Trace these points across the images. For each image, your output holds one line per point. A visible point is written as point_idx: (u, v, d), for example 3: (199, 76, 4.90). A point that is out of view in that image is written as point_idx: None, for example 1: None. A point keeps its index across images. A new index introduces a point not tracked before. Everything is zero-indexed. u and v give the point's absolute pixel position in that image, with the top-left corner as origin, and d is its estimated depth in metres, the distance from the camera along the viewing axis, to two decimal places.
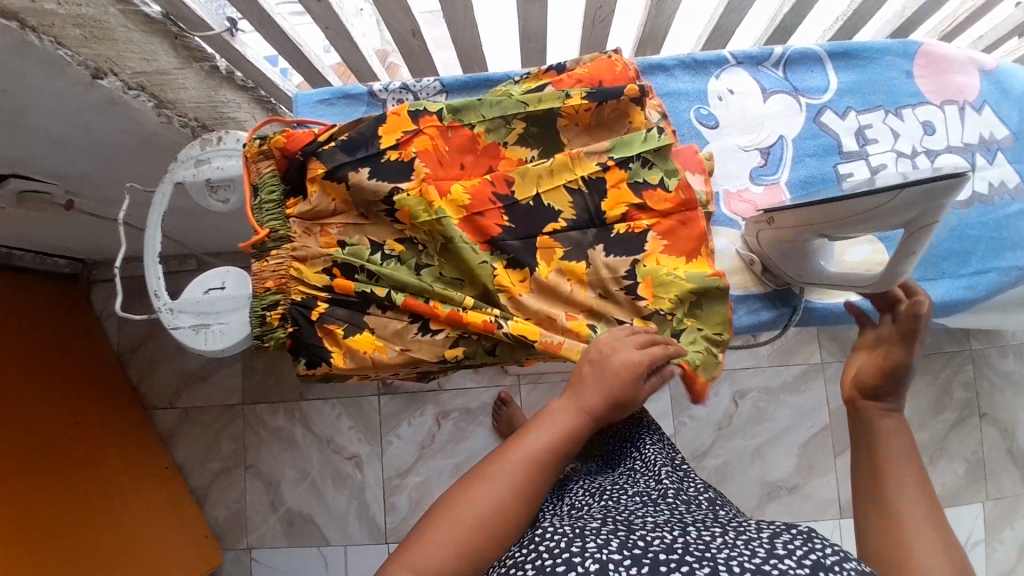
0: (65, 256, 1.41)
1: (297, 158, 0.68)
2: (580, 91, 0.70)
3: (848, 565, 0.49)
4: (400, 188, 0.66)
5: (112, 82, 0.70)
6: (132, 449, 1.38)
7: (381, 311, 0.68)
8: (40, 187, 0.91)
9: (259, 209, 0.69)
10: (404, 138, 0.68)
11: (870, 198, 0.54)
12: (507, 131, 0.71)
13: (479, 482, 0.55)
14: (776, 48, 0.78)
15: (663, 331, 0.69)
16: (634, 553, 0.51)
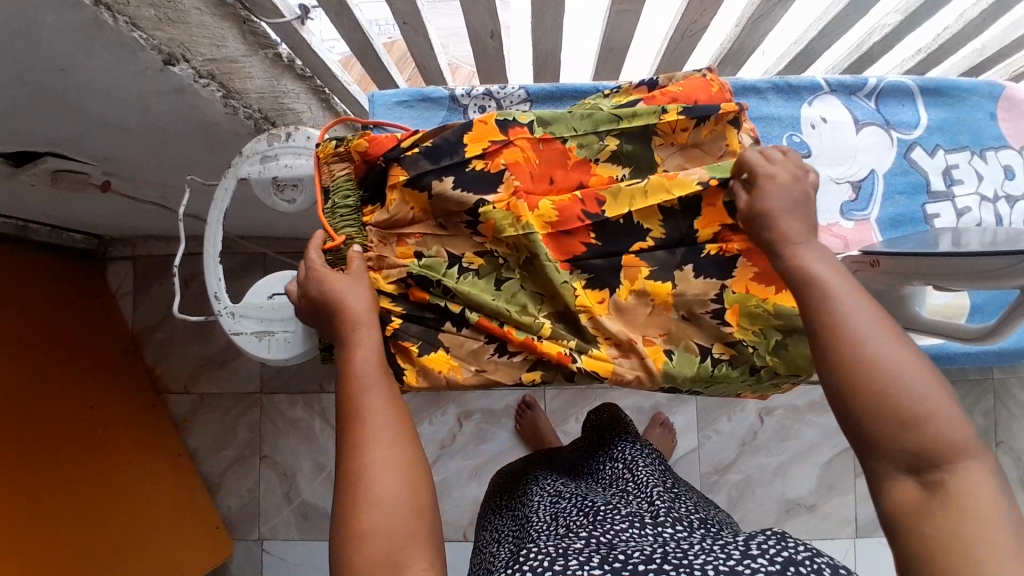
0: (82, 231, 1.35)
1: (379, 163, 0.64)
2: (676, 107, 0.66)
3: (819, 559, 0.51)
4: (485, 201, 0.63)
5: (183, 69, 0.66)
6: (143, 432, 1.34)
7: (457, 330, 0.65)
8: (80, 167, 0.86)
9: (333, 213, 0.66)
10: (492, 146, 0.63)
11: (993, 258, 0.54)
12: (599, 147, 0.67)
13: (365, 454, 0.53)
14: (870, 77, 0.75)
15: (740, 366, 0.65)
16: (614, 566, 0.53)
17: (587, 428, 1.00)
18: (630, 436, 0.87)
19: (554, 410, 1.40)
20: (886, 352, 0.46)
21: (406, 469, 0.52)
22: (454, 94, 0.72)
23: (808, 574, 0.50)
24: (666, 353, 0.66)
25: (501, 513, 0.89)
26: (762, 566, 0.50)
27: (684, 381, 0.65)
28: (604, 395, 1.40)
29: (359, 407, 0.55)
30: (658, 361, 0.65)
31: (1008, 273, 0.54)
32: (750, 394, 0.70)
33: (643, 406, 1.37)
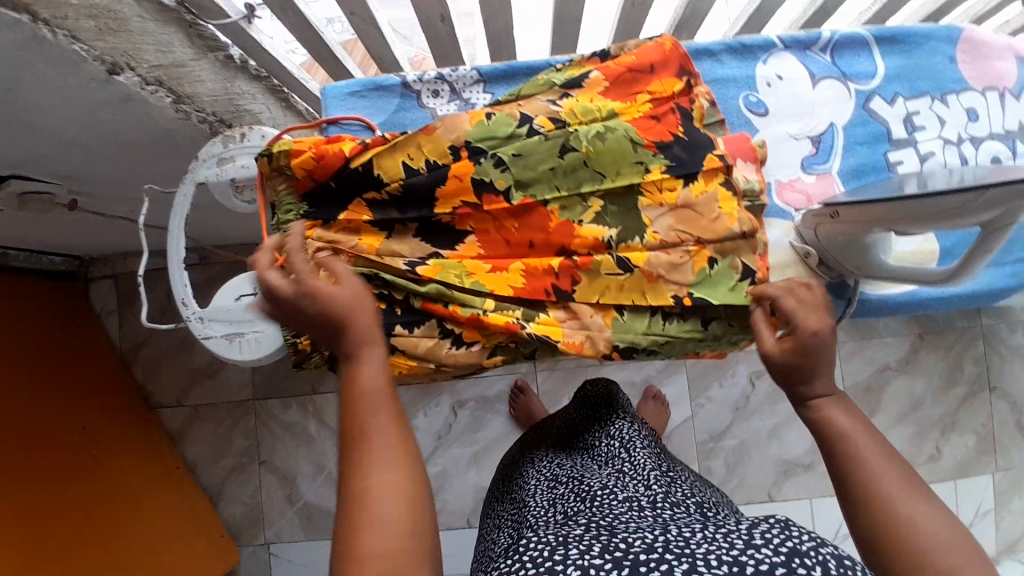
0: (60, 254, 1.35)
1: (326, 183, 0.65)
2: (660, 162, 0.65)
3: (823, 550, 0.51)
4: (438, 253, 0.66)
5: (129, 77, 0.65)
6: (141, 449, 1.35)
7: (409, 331, 0.65)
8: (44, 187, 0.86)
9: (275, 228, 0.68)
10: (463, 208, 0.65)
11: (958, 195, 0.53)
12: (584, 208, 0.66)
13: (365, 481, 0.51)
14: (823, 31, 0.75)
15: (692, 320, 0.66)
16: (615, 556, 0.53)
17: (581, 399, 0.99)
18: (626, 416, 0.87)
19: (547, 392, 1.40)
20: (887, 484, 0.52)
21: (411, 494, 0.51)
22: (407, 80, 0.71)
23: (812, 565, 0.49)
24: (616, 312, 0.66)
25: (501, 498, 0.89)
26: (765, 558, 0.50)
27: (638, 341, 0.66)
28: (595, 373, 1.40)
29: (364, 433, 0.53)
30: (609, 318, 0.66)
31: (967, 211, 0.53)
32: (709, 353, 0.70)
33: (634, 380, 1.38)
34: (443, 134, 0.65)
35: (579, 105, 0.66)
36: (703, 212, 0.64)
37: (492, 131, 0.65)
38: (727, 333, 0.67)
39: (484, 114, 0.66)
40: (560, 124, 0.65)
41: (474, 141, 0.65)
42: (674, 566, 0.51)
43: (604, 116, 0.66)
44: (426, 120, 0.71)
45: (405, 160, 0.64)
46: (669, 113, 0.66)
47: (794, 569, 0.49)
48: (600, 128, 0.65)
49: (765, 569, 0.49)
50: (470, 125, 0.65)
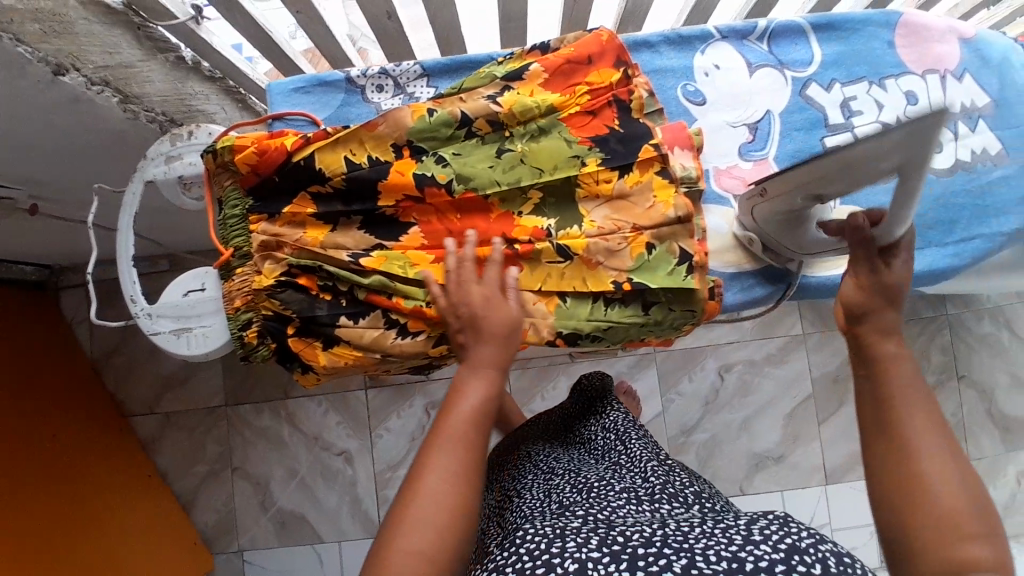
0: (31, 263, 1.35)
1: (272, 178, 0.66)
2: (596, 156, 0.68)
3: (822, 547, 0.52)
4: (382, 244, 0.67)
5: (75, 77, 0.67)
6: (113, 458, 1.34)
7: (354, 322, 0.66)
8: (1, 192, 0.87)
9: (223, 225, 0.67)
10: (406, 202, 0.67)
11: (856, 145, 0.55)
12: (522, 200, 0.68)
13: (423, 481, 0.55)
14: (760, 21, 0.77)
15: (634, 305, 0.68)
16: (614, 549, 0.53)
17: (576, 391, 0.96)
18: (619, 405, 0.87)
19: (519, 390, 1.41)
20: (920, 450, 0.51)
21: (458, 512, 0.54)
22: (351, 75, 0.72)
23: (811, 563, 0.50)
24: (560, 299, 0.68)
25: (489, 487, 0.86)
26: (765, 553, 0.51)
27: (581, 328, 0.68)
28: (566, 370, 1.41)
29: (440, 438, 0.57)
30: (552, 305, 0.68)
31: (867, 162, 0.55)
32: (654, 339, 0.72)
33: None
34: (385, 132, 0.65)
35: (519, 102, 0.66)
36: (638, 201, 0.68)
37: (432, 131, 0.66)
38: (669, 318, 0.69)
39: (425, 110, 0.66)
40: (497, 126, 0.67)
41: (416, 140, 0.66)
42: (673, 562, 0.51)
43: (542, 111, 0.67)
44: (370, 114, 0.72)
45: (346, 155, 0.65)
46: (606, 108, 0.68)
47: (793, 566, 0.50)
48: (536, 130, 0.68)
49: (765, 565, 0.50)
50: (411, 122, 0.66)
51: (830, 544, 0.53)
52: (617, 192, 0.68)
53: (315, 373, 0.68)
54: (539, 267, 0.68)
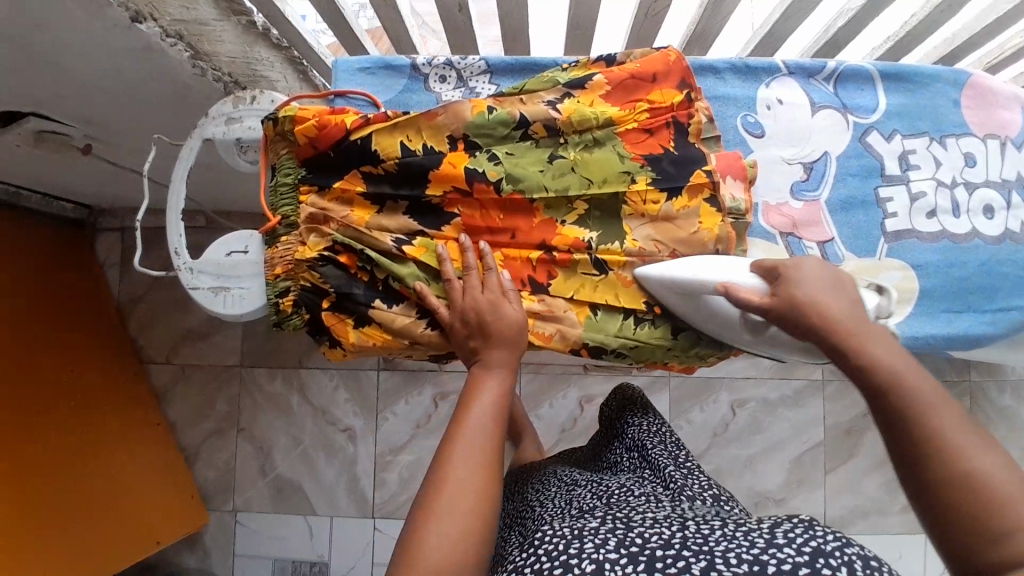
0: (72, 202, 1.39)
1: (327, 153, 0.67)
2: (647, 174, 0.68)
3: (850, 550, 0.47)
4: (424, 232, 0.68)
5: (151, 27, 0.68)
6: (124, 400, 1.37)
7: (388, 307, 0.67)
8: (59, 127, 0.90)
9: (274, 192, 0.69)
10: (453, 194, 0.67)
11: (678, 301, 0.66)
12: (568, 209, 0.69)
13: (449, 471, 0.54)
14: (829, 61, 0.76)
15: (663, 327, 0.69)
16: (631, 551, 0.51)
17: (601, 416, 1.00)
18: (640, 415, 0.87)
19: (528, 394, 1.41)
20: (960, 432, 0.45)
21: (480, 497, 0.53)
22: (416, 63, 0.74)
23: (837, 566, 0.46)
24: (591, 310, 0.68)
25: (512, 500, 0.87)
26: (788, 557, 0.47)
27: (607, 342, 0.67)
28: (578, 381, 1.41)
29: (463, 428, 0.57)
30: (582, 316, 0.68)
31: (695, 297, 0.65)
32: (676, 365, 0.73)
33: None
34: (443, 122, 0.66)
35: (578, 111, 0.67)
36: (683, 225, 0.68)
37: (489, 129, 0.67)
38: (696, 346, 0.69)
39: (485, 106, 0.67)
40: (554, 132, 0.67)
41: (472, 135, 0.67)
42: (692, 564, 0.49)
43: (600, 123, 0.67)
44: (429, 103, 0.73)
45: (402, 141, 0.66)
46: (664, 128, 0.68)
47: (818, 569, 0.45)
48: (591, 140, 0.68)
49: (788, 569, 0.46)
50: (470, 116, 0.66)
51: (860, 547, 0.48)
52: (663, 214, 0.68)
53: (342, 350, 0.69)
54: (575, 275, 0.68)
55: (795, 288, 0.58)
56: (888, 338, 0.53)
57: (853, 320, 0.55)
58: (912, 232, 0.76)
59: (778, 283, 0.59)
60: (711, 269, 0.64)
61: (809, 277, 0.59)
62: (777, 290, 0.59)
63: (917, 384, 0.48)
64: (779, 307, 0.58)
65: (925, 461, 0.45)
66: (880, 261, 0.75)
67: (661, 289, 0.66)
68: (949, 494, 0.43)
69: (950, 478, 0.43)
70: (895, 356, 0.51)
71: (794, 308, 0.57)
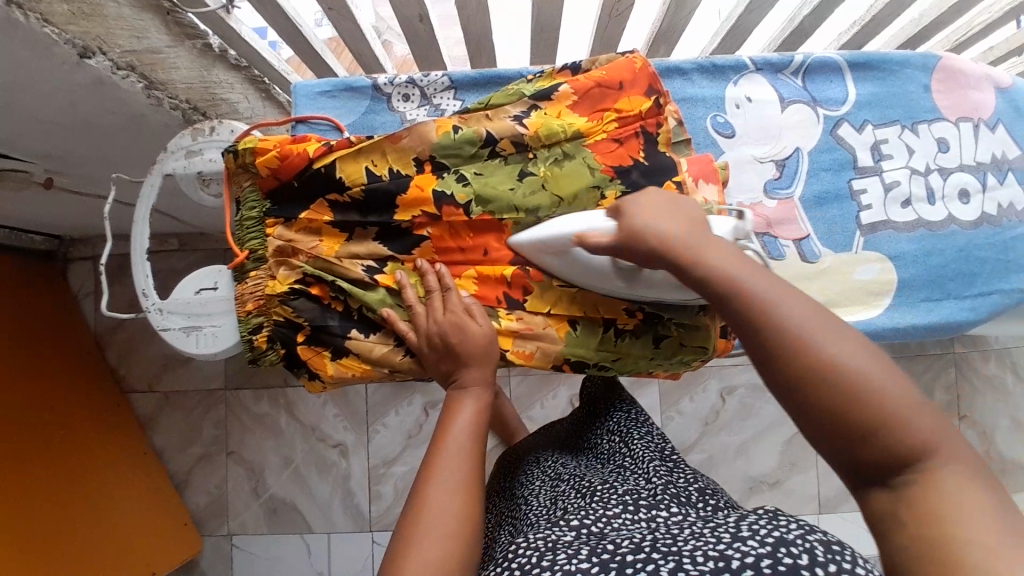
0: (41, 233, 1.36)
1: (291, 184, 0.65)
2: (616, 188, 0.67)
3: (811, 537, 0.47)
4: (396, 258, 0.67)
5: (100, 61, 0.65)
6: (109, 432, 1.35)
7: (365, 336, 0.66)
8: (17, 165, 0.87)
9: (240, 226, 0.67)
10: (421, 217, 0.66)
11: (554, 258, 0.63)
12: (539, 225, 0.68)
13: (427, 497, 0.53)
14: (796, 55, 0.76)
15: (644, 336, 0.68)
16: (602, 559, 0.49)
17: (585, 399, 0.98)
18: (625, 408, 0.87)
19: (519, 396, 1.40)
20: (806, 324, 0.41)
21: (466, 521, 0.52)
22: (378, 82, 0.71)
23: (799, 555, 0.45)
24: (570, 326, 0.67)
25: (501, 496, 0.86)
26: (753, 549, 0.46)
27: (588, 357, 0.66)
28: (568, 379, 1.41)
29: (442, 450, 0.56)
30: (561, 331, 0.66)
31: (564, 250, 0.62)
32: (662, 373, 0.72)
33: None
34: (408, 145, 0.65)
35: (546, 125, 0.66)
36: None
37: (456, 149, 0.66)
38: (679, 353, 0.68)
39: (450, 126, 0.66)
40: (522, 148, 0.67)
41: (440, 156, 0.66)
42: (660, 566, 0.47)
43: (568, 136, 0.67)
44: (394, 124, 0.71)
45: (367, 166, 0.65)
46: (633, 137, 0.68)
47: (780, 560, 0.44)
48: (560, 154, 0.67)
49: (751, 561, 0.45)
50: (435, 136, 0.65)
51: (825, 535, 0.48)
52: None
53: (321, 382, 0.67)
54: (550, 289, 0.66)
55: (633, 218, 0.55)
56: (720, 242, 0.51)
57: (681, 231, 0.52)
58: (888, 223, 0.76)
59: (621, 219, 0.56)
60: (569, 223, 0.61)
61: (643, 205, 0.56)
62: (619, 225, 0.56)
63: (755, 284, 0.45)
64: (625, 241, 0.55)
65: (788, 358, 0.41)
66: (857, 254, 0.75)
67: (535, 245, 0.63)
68: (814, 391, 0.40)
69: (801, 378, 0.40)
70: (730, 261, 0.48)
71: (637, 234, 0.54)
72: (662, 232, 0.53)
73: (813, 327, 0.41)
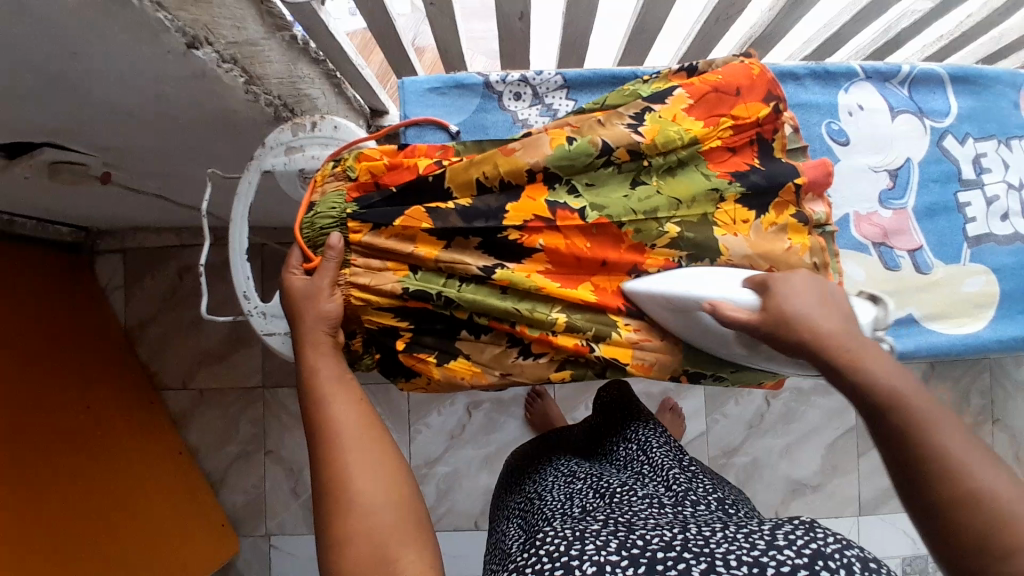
0: (69, 225, 1.30)
1: (389, 189, 0.63)
2: (736, 190, 0.66)
3: (849, 551, 0.49)
4: (504, 265, 0.63)
5: (206, 53, 0.60)
6: (140, 431, 1.30)
7: (475, 337, 0.64)
8: (76, 156, 0.84)
9: (310, 225, 0.64)
10: (534, 222, 0.63)
11: (677, 324, 0.63)
12: (659, 233, 0.65)
13: (337, 454, 0.55)
14: (904, 64, 0.75)
15: None
16: (633, 553, 0.51)
17: (599, 406, 0.97)
18: (644, 419, 0.84)
19: (563, 397, 1.38)
20: (959, 444, 0.44)
21: (392, 471, 0.55)
22: (489, 80, 0.70)
23: (836, 568, 0.47)
24: None
25: (513, 489, 0.85)
26: (788, 560, 0.48)
27: (705, 368, 0.67)
28: None
29: (327, 395, 0.58)
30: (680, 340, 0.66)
31: (682, 313, 0.61)
32: (771, 381, 0.72)
33: (652, 391, 1.36)
34: (522, 158, 0.63)
35: (662, 131, 0.64)
36: (776, 242, 0.66)
37: (570, 159, 0.63)
38: None
39: (564, 138, 0.63)
40: (637, 156, 0.64)
41: (552, 166, 0.63)
42: (691, 566, 0.50)
43: (685, 143, 0.64)
44: (507, 123, 0.70)
45: (478, 177, 0.63)
46: (747, 146, 0.67)
47: (817, 571, 0.47)
48: (675, 162, 0.65)
49: (787, 570, 0.48)
50: (549, 149, 0.63)
51: (858, 548, 0.50)
52: (755, 232, 0.66)
53: (423, 382, 0.65)
54: None
55: (780, 301, 0.55)
56: (880, 350, 0.52)
57: (837, 327, 0.53)
58: (991, 236, 0.76)
59: (767, 295, 0.56)
60: (703, 285, 0.60)
61: (794, 289, 0.56)
62: (764, 303, 0.56)
63: (913, 396, 0.47)
64: (765, 323, 0.55)
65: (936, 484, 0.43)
66: (964, 266, 0.76)
67: (647, 307, 0.64)
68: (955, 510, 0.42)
69: (969, 512, 0.41)
70: (886, 367, 0.49)
71: (780, 319, 0.54)
72: (820, 324, 0.53)
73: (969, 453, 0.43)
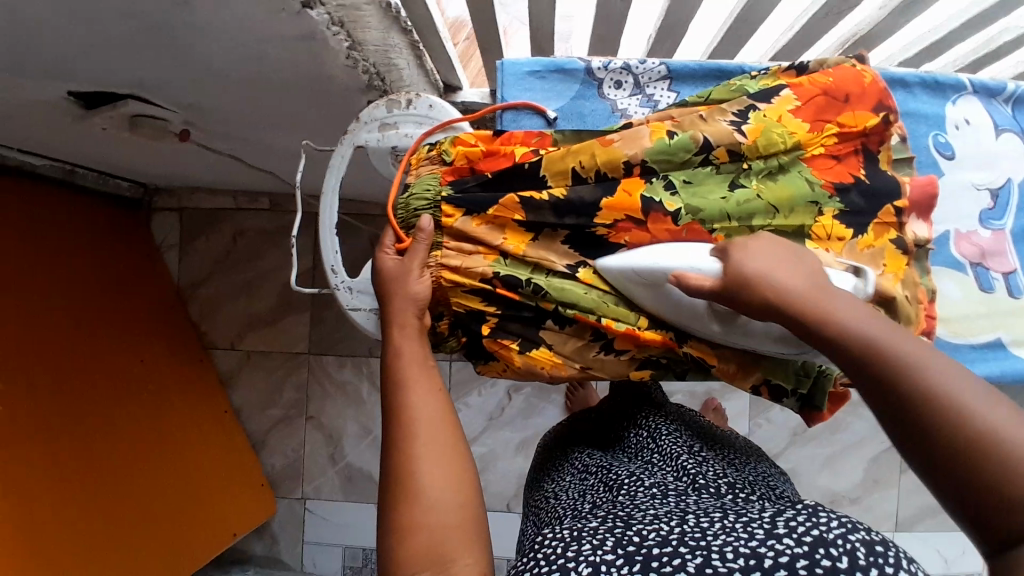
0: (128, 180, 1.32)
1: (484, 174, 0.63)
2: (835, 206, 0.62)
3: (852, 535, 0.42)
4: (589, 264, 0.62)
5: (320, 14, 0.59)
6: (187, 385, 1.32)
7: (559, 328, 0.63)
8: (160, 113, 0.85)
9: (403, 206, 0.64)
10: (624, 222, 0.61)
11: (651, 299, 0.59)
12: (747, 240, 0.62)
13: (410, 441, 0.55)
14: (1009, 82, 0.73)
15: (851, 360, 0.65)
16: (628, 551, 0.45)
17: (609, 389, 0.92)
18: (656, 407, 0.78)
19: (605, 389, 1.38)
20: (950, 383, 0.41)
21: (460, 461, 0.55)
22: (590, 66, 0.71)
23: (838, 556, 0.41)
24: None
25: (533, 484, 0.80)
26: (787, 549, 0.42)
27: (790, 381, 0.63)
28: None
29: (409, 381, 0.58)
30: None
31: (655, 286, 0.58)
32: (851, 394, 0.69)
33: (696, 391, 1.35)
34: (620, 148, 0.61)
35: (766, 133, 0.61)
36: (869, 266, 0.62)
37: (669, 154, 0.61)
38: None
39: (665, 131, 0.61)
40: (738, 157, 0.61)
41: (650, 160, 0.61)
42: (687, 561, 0.43)
43: (788, 148, 0.61)
44: (606, 111, 0.71)
45: (575, 166, 0.61)
46: (852, 155, 0.63)
47: (817, 561, 0.41)
48: (776, 167, 0.62)
49: (785, 561, 0.41)
50: (649, 142, 0.61)
51: (865, 530, 0.43)
52: (848, 252, 0.62)
53: (502, 368, 0.65)
54: None
55: (742, 265, 0.52)
56: (854, 300, 0.49)
57: (807, 281, 0.50)
58: None
59: (726, 262, 0.53)
60: (676, 255, 0.57)
61: (755, 252, 0.53)
62: (724, 269, 0.53)
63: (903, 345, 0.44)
64: (726, 287, 0.52)
65: (933, 427, 0.41)
66: None
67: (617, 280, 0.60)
68: (958, 447, 0.40)
69: (964, 445, 0.39)
70: (863, 318, 0.46)
71: (740, 282, 0.51)
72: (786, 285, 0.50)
73: (960, 391, 0.41)
